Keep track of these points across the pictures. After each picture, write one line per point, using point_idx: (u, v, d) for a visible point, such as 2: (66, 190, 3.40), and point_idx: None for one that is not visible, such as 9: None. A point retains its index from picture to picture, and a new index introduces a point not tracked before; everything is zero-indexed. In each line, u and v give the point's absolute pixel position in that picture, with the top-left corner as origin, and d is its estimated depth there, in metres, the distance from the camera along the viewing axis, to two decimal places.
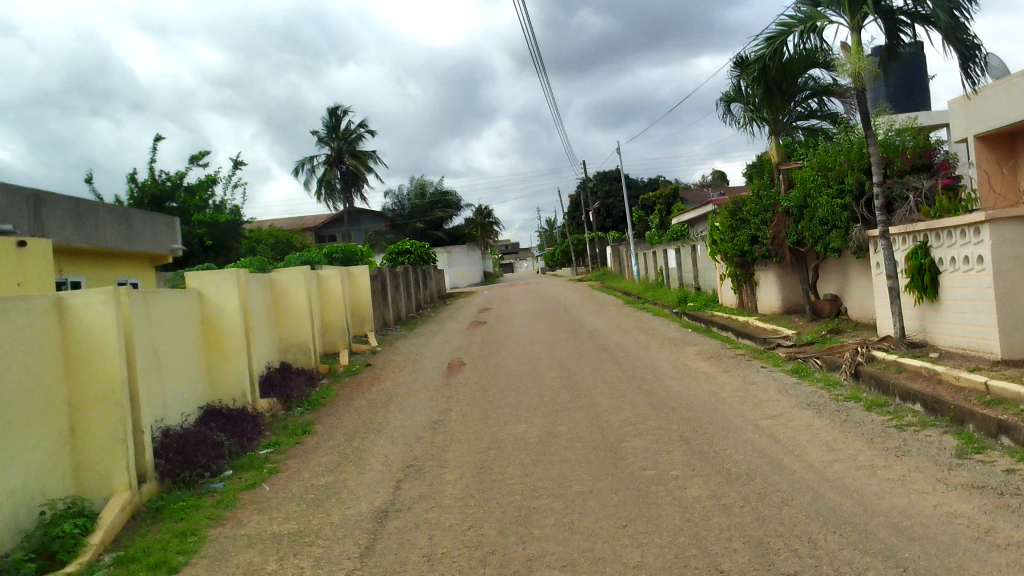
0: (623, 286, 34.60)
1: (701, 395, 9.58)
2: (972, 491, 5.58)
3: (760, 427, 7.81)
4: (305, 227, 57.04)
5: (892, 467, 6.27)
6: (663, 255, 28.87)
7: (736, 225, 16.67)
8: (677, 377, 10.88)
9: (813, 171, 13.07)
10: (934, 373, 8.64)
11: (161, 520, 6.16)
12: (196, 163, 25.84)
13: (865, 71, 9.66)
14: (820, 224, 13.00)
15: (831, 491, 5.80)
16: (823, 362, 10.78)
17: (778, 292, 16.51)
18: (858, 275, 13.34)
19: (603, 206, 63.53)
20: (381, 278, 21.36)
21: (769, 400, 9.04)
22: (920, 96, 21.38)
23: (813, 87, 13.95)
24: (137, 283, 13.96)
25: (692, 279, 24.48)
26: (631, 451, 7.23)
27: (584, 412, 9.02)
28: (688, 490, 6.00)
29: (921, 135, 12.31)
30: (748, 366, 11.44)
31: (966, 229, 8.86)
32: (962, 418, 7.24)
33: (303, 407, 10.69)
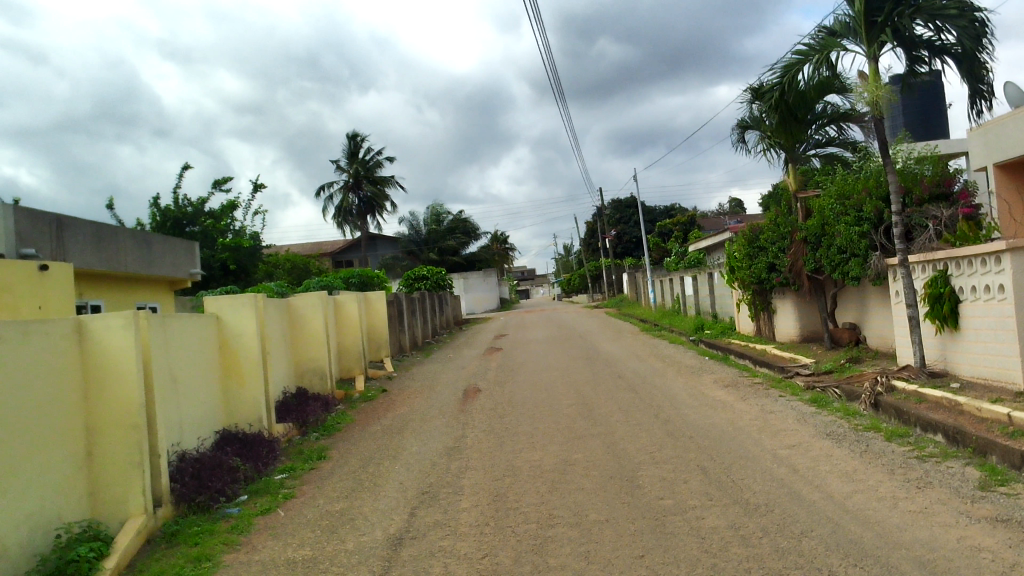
0: (640, 313, 34.42)
1: (719, 423, 9.49)
2: (995, 525, 5.48)
3: (779, 457, 7.72)
4: (323, 252, 57.34)
5: (914, 498, 6.18)
6: (680, 282, 28.82)
7: (753, 252, 16.61)
8: (694, 405, 10.80)
9: (831, 199, 13.03)
10: (956, 403, 8.53)
11: (176, 545, 6.15)
12: (219, 188, 26.07)
13: (883, 99, 9.63)
14: (839, 252, 12.94)
15: (852, 522, 5.71)
16: (843, 392, 10.67)
17: (796, 320, 16.40)
18: (877, 303, 13.25)
19: (619, 233, 63.59)
20: (397, 304, 21.40)
21: (788, 430, 8.93)
22: (938, 124, 21.38)
23: (831, 114, 13.95)
24: (156, 307, 14.05)
25: (709, 307, 24.41)
26: (648, 480, 7.16)
27: (600, 440, 8.96)
28: (705, 521, 5.93)
29: (940, 162, 12.25)
30: (766, 394, 11.34)
31: (987, 258, 8.78)
32: (984, 449, 7.15)
33: (318, 432, 10.68)
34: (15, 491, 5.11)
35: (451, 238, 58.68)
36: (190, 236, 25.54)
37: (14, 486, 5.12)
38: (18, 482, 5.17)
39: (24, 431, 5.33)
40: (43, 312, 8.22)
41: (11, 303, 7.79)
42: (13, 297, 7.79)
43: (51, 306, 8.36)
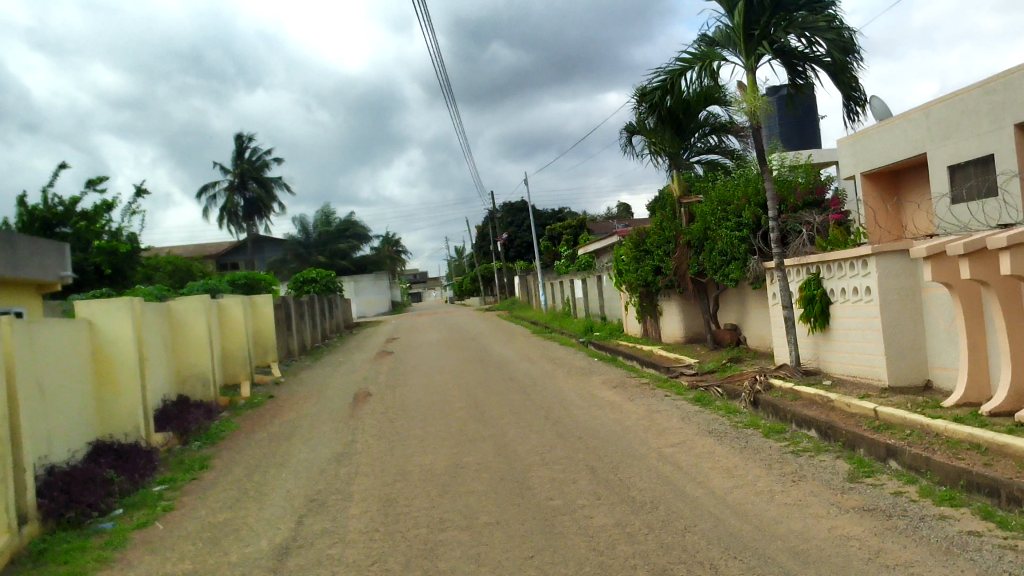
0: (531, 316, 34.67)
1: (607, 423, 9.67)
2: (863, 514, 5.80)
3: (664, 455, 7.94)
4: (207, 255, 55.39)
5: (788, 491, 6.47)
6: (570, 285, 29.27)
7: (640, 256, 17.02)
8: (583, 406, 10.98)
9: (713, 205, 13.51)
10: (828, 400, 8.99)
11: (43, 565, 5.80)
12: (93, 187, 24.80)
13: (761, 109, 10.06)
14: (721, 256, 13.43)
15: (732, 517, 5.93)
16: (724, 390, 11.07)
17: (681, 322, 16.92)
18: (756, 305, 13.82)
19: (510, 237, 64.08)
20: (285, 308, 20.87)
21: (672, 428, 9.19)
22: (812, 136, 22.55)
23: (712, 123, 14.50)
24: (21, 311, 13.23)
25: (598, 309, 24.88)
26: (538, 481, 7.23)
27: (491, 442, 8.99)
28: (593, 519, 6.03)
29: (812, 171, 12.88)
30: (652, 394, 11.65)
31: (855, 261, 9.30)
32: (853, 443, 7.56)
33: (200, 441, 10.29)
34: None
35: (342, 241, 57.75)
36: (62, 237, 24.19)
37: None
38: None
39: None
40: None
41: None
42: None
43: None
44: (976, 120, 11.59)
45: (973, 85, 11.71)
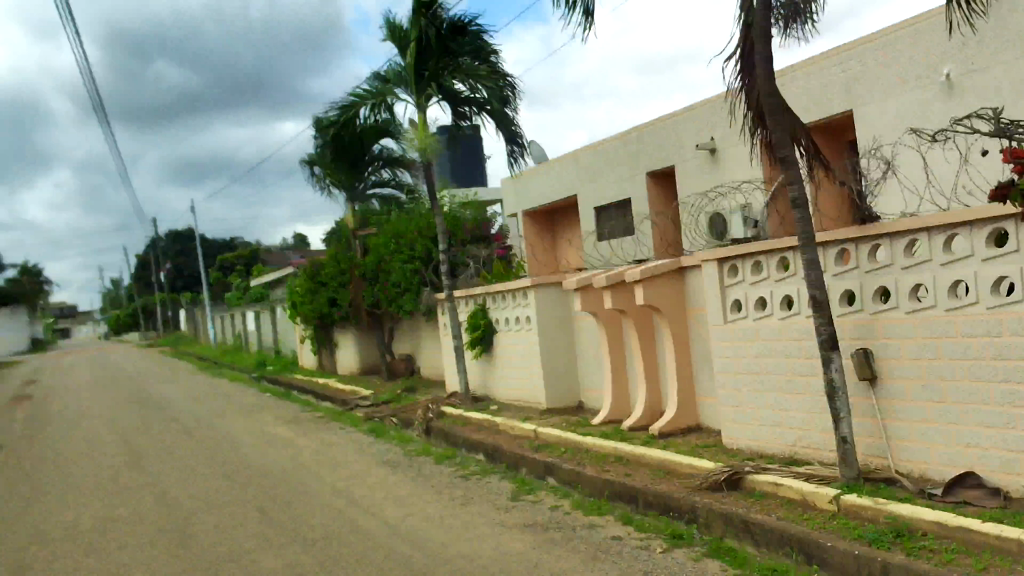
0: (201, 350, 32.56)
1: (280, 461, 9.35)
2: (524, 530, 6.18)
3: (337, 489, 7.84)
4: None
5: (457, 515, 6.71)
6: (242, 318, 28.06)
7: (315, 288, 16.79)
8: (254, 444, 10.51)
9: (387, 237, 13.74)
10: (494, 424, 9.51)
11: None
12: None
13: (430, 147, 10.46)
14: (395, 287, 13.70)
15: (403, 545, 6.00)
16: (399, 420, 11.24)
17: (358, 353, 16.92)
18: (428, 335, 14.26)
19: (177, 267, 60.00)
20: None
21: (347, 461, 9.12)
22: (478, 175, 23.93)
23: (386, 158, 14.82)
24: None
25: (272, 342, 24.11)
26: (201, 528, 6.76)
27: (148, 490, 8.25)
28: (262, 563, 5.77)
29: (479, 208, 13.69)
30: (327, 428, 11.49)
31: (517, 293, 9.99)
32: (516, 463, 8.07)
33: None
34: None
35: None
36: None
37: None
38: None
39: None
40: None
41: None
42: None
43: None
44: (616, 167, 13.08)
45: (612, 137, 13.22)
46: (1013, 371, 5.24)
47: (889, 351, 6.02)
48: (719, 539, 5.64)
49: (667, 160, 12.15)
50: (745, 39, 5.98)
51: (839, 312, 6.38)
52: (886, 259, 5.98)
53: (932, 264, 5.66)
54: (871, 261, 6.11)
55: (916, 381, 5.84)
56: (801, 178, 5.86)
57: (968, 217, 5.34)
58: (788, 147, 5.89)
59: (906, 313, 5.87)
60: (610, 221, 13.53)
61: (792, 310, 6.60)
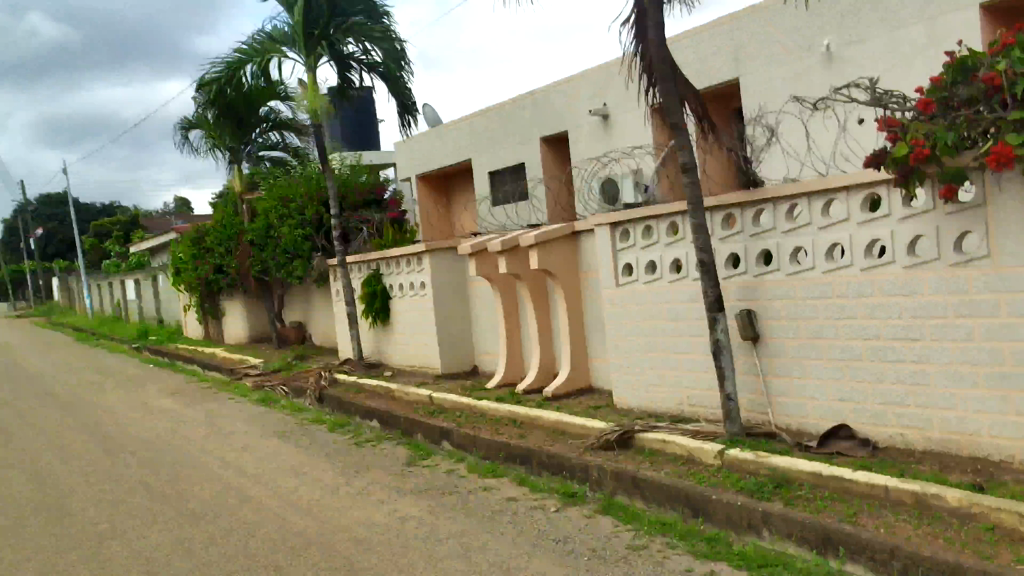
0: (74, 319, 29.95)
1: (163, 433, 8.87)
2: (423, 495, 6.12)
3: (225, 460, 7.48)
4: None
5: (354, 482, 6.50)
6: (117, 288, 25.65)
7: (270, 236, 12.97)
8: (135, 416, 9.95)
9: (274, 201, 12.59)
10: (388, 390, 9.44)
11: None
12: None
13: (320, 109, 10.33)
14: (283, 253, 12.64)
15: (298, 514, 5.76)
16: (289, 388, 10.70)
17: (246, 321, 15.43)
18: (320, 302, 13.45)
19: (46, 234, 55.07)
20: None
21: (236, 431, 8.74)
22: (371, 139, 20.97)
23: (274, 120, 14.22)
24: None
25: (152, 309, 21.78)
26: (79, 505, 6.34)
27: (19, 468, 7.66)
28: (148, 538, 5.46)
29: (371, 172, 13.11)
30: (212, 399, 10.88)
31: (411, 258, 9.98)
32: (412, 429, 8.07)
33: None
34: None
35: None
36: None
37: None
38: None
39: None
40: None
41: None
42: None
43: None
44: (514, 131, 13.09)
45: (509, 103, 13.17)
46: (884, 329, 5.55)
47: (770, 312, 6.28)
48: (611, 496, 5.78)
49: (561, 126, 12.26)
50: (638, 7, 5.96)
51: (725, 275, 6.60)
52: (769, 223, 6.22)
53: (812, 228, 5.91)
54: (755, 226, 6.34)
55: (794, 340, 6.12)
56: (690, 143, 5.98)
57: (844, 182, 5.60)
58: (679, 112, 6.00)
59: (786, 275, 6.13)
60: (504, 185, 13.66)
61: (680, 273, 6.78)
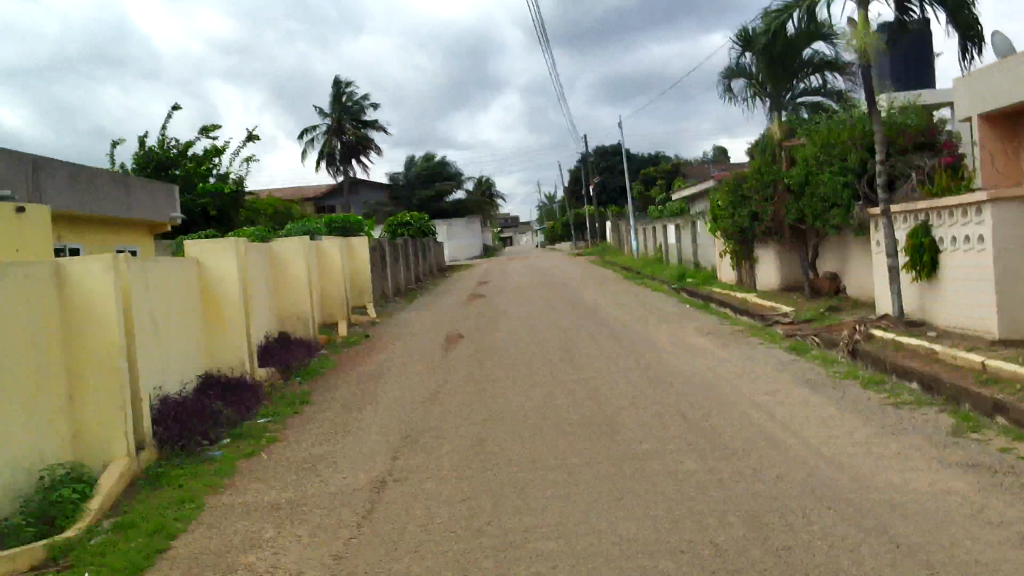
0: (623, 259, 33.21)
1: (698, 370, 9.44)
2: (969, 471, 5.53)
3: (756, 403, 7.68)
4: (305, 197, 53.39)
5: (889, 444, 6.15)
6: (659, 233, 27.58)
7: (810, 183, 12.74)
8: (673, 352, 10.73)
9: (815, 146, 12.34)
10: (933, 352, 8.64)
11: (161, 488, 6.19)
12: (201, 132, 25.36)
13: (871, 48, 9.69)
14: (822, 201, 12.37)
15: (826, 467, 5.68)
16: (821, 339, 10.48)
17: (777, 269, 15.47)
18: (857, 252, 12.78)
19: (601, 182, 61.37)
20: (381, 250, 20.43)
21: (766, 376, 8.89)
22: (926, 77, 18.99)
23: (817, 62, 13.84)
24: (80, 249, 13.71)
25: (690, 254, 22.93)
26: (627, 425, 7.11)
27: (581, 386, 8.87)
28: (683, 464, 5.91)
29: (924, 113, 11.96)
30: (744, 342, 11.19)
31: (968, 208, 8.92)
32: (958, 397, 7.29)
33: (300, 377, 10.65)
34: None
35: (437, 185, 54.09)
36: (172, 179, 24.68)
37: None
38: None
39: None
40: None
41: None
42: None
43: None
44: None
45: None
46: None
47: None
48: None
49: None
50: None
51: None
52: None
53: None
54: None
55: None
56: None
57: None
58: None
59: None
60: None
61: None
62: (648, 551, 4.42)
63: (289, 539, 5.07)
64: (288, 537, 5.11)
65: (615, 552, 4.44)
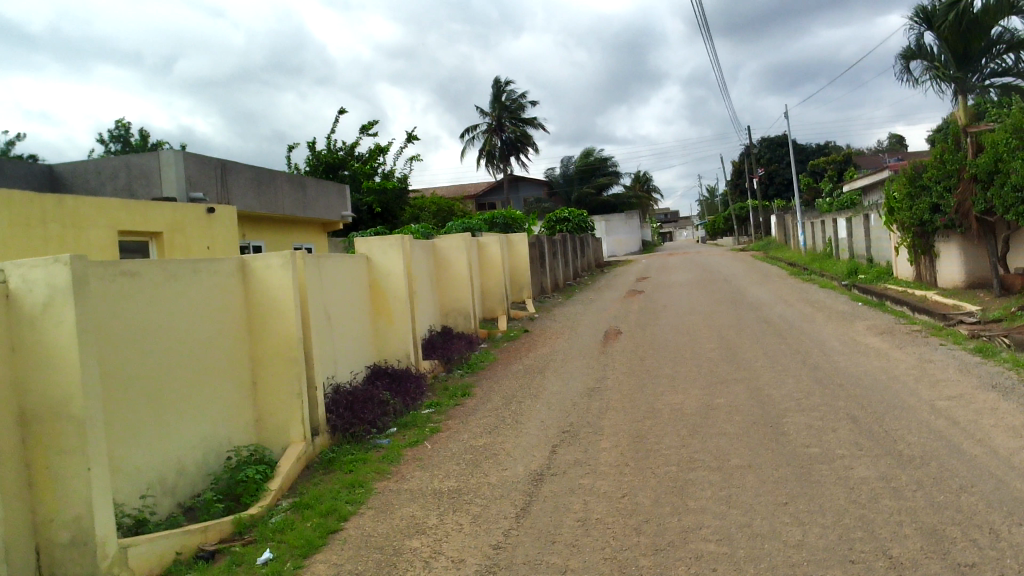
0: (789, 254, 31.92)
1: (871, 371, 8.93)
2: None
3: (937, 408, 7.17)
4: (466, 195, 54.78)
5: None
6: (829, 226, 26.24)
7: (1001, 170, 11.73)
8: (844, 352, 10.19)
9: (1005, 132, 11.37)
10: None
11: (333, 472, 6.55)
12: (369, 134, 26.58)
13: None
14: (1013, 191, 11.39)
15: (1018, 480, 5.22)
16: (1012, 341, 9.61)
17: (961, 264, 14.36)
18: None
19: (766, 174, 59.14)
20: (540, 246, 20.63)
21: (947, 380, 8.29)
22: None
23: (1008, 40, 12.76)
24: (262, 247, 14.70)
25: (862, 248, 21.68)
26: (793, 427, 6.83)
27: (744, 385, 8.60)
28: (854, 470, 5.61)
29: None
30: (923, 343, 10.47)
31: None
32: None
33: (462, 369, 10.96)
34: (167, 408, 5.46)
35: (596, 180, 53.97)
36: (342, 179, 25.99)
37: (167, 416, 5.45)
38: (173, 414, 5.51)
39: (172, 356, 5.61)
40: (142, 238, 9.66)
41: (85, 243, 8.56)
42: (93, 231, 8.68)
43: (149, 222, 9.66)
44: None
45: None
46: None
47: None
48: None
49: None
50: None
51: None
52: None
53: None
54: None
55: None
56: None
57: None
58: None
59: None
60: None
61: None
62: (816, 559, 4.23)
63: (450, 527, 5.23)
64: (451, 525, 5.27)
65: (779, 558, 4.28)
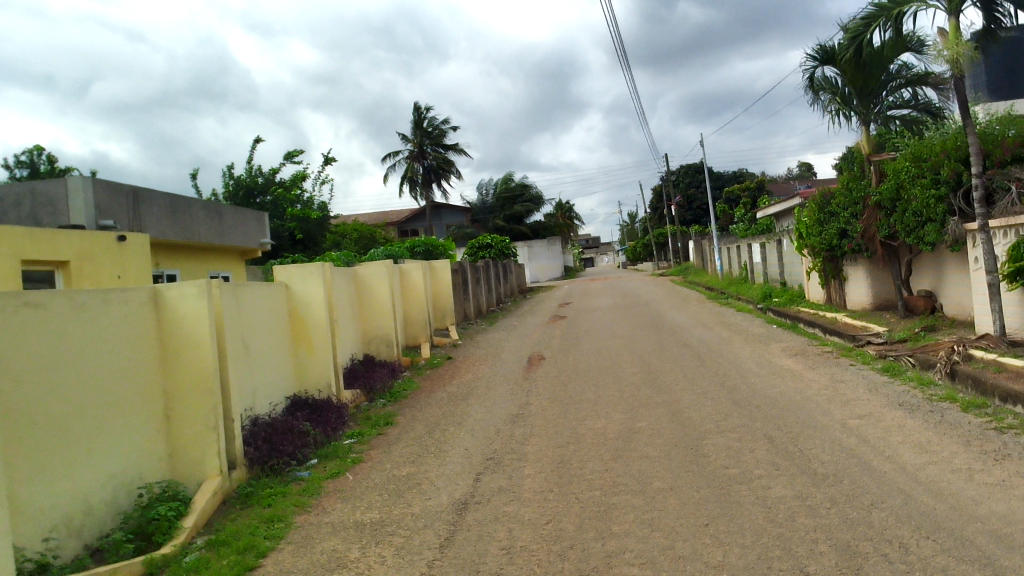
0: (706, 279, 32.68)
1: (785, 392, 9.16)
2: None
3: (847, 427, 7.40)
4: (390, 222, 54.48)
5: (992, 471, 5.81)
6: (744, 250, 26.99)
7: (902, 196, 12.29)
8: (761, 374, 10.45)
9: (906, 160, 11.93)
10: None
11: (250, 506, 6.37)
12: (289, 159, 26.25)
13: (963, 57, 9.30)
14: (913, 216, 11.97)
15: (924, 495, 5.42)
16: (917, 360, 10.03)
17: (868, 287, 14.93)
18: (954, 269, 12.18)
19: (683, 200, 60.64)
20: (462, 272, 20.58)
21: (857, 399, 8.56)
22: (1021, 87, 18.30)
23: (905, 75, 13.46)
24: (176, 274, 14.27)
25: (776, 273, 22.34)
26: (713, 449, 6.97)
27: (664, 408, 8.74)
28: (772, 490, 5.74)
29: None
30: (835, 363, 10.81)
31: None
32: None
33: (384, 398, 10.82)
34: (74, 443, 5.23)
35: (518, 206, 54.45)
36: (261, 205, 25.54)
37: (74, 452, 5.21)
38: (80, 451, 5.27)
39: (80, 390, 5.38)
40: (47, 267, 9.27)
41: None
42: None
43: (56, 250, 9.29)
44: None
45: None
46: None
47: None
48: None
49: None
50: None
51: None
52: None
53: None
54: None
55: None
56: None
57: None
58: None
59: None
60: None
61: None
62: None
63: (369, 561, 5.11)
64: (373, 558, 5.17)
65: None
